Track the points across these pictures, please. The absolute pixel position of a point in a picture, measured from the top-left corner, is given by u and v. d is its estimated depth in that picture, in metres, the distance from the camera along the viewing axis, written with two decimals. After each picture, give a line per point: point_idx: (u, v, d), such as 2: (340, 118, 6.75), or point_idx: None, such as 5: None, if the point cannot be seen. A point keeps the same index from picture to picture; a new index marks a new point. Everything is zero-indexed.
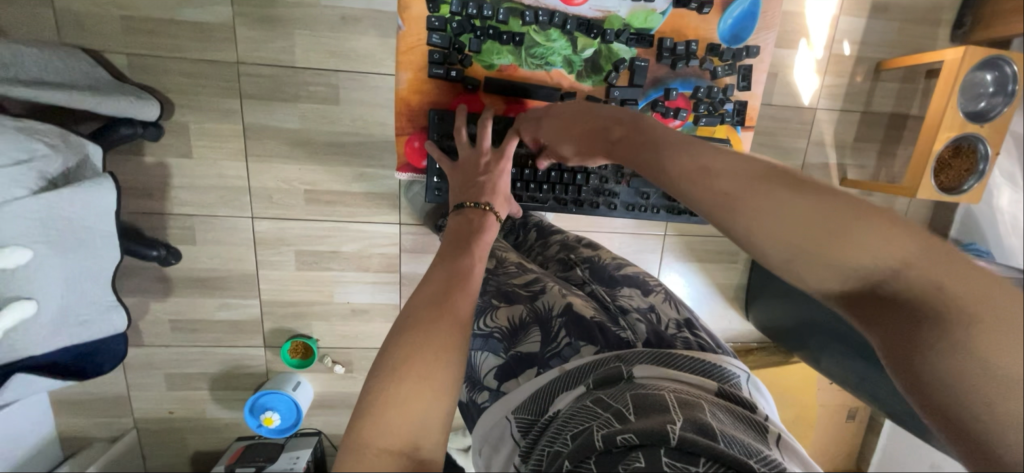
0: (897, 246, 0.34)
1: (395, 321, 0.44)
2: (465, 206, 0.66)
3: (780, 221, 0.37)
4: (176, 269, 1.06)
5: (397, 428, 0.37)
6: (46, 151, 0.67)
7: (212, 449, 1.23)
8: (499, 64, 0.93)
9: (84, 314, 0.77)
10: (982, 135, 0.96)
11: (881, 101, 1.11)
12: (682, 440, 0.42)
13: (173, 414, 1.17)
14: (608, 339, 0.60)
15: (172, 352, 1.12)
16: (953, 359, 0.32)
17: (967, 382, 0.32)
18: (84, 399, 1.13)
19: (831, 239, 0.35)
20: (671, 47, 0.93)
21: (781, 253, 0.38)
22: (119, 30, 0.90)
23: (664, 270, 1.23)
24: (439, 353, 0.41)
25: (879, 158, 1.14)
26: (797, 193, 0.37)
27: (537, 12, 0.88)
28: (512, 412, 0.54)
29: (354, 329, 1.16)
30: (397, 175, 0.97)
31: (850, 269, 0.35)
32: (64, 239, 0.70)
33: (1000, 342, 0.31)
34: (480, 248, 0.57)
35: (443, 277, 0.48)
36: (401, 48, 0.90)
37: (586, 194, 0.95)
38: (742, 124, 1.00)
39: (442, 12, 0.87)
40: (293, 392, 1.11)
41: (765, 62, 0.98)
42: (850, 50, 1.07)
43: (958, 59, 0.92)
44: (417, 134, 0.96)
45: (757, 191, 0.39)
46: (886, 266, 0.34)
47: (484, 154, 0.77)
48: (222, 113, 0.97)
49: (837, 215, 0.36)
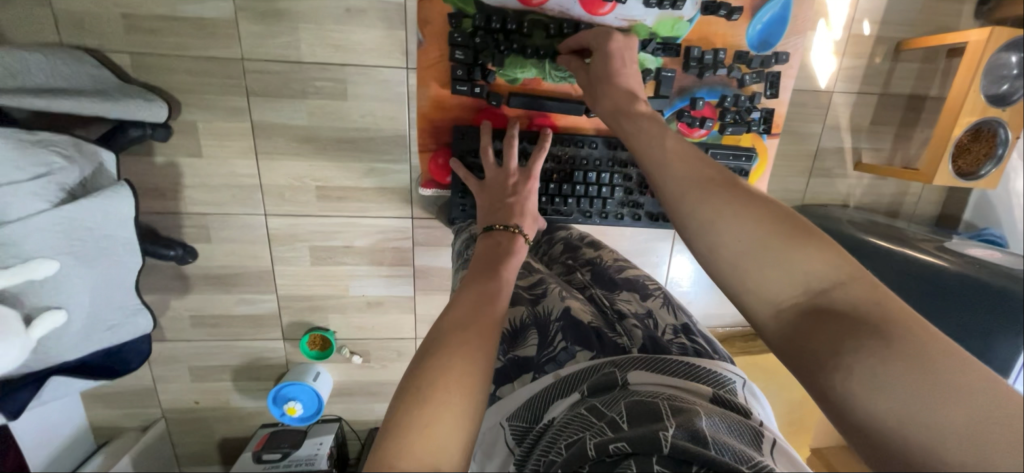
0: (831, 266, 0.44)
1: (423, 343, 0.46)
2: (494, 228, 0.68)
3: (742, 224, 0.47)
4: (193, 267, 1.08)
5: (421, 454, 0.37)
6: (63, 163, 0.67)
7: (238, 436, 1.27)
8: (522, 78, 0.93)
9: (113, 320, 0.79)
10: (1004, 119, 0.95)
11: (900, 83, 1.08)
12: (674, 447, 0.43)
13: (198, 404, 1.22)
14: (604, 345, 0.62)
15: (194, 346, 1.15)
16: (884, 354, 0.37)
17: (889, 378, 0.36)
18: (112, 393, 1.17)
19: (783, 248, 0.45)
20: (699, 56, 0.92)
21: (739, 248, 0.47)
22: (121, 28, 0.88)
23: (676, 250, 1.23)
24: (464, 377, 0.42)
25: (894, 142, 1.12)
26: (756, 206, 0.48)
27: (561, 24, 0.88)
28: (506, 419, 0.56)
29: (369, 321, 1.19)
30: (421, 191, 1.01)
31: (792, 276, 0.44)
32: (87, 250, 0.70)
33: (922, 352, 0.37)
34: (509, 270, 0.58)
35: (472, 299, 0.50)
36: (423, 64, 0.94)
37: (611, 206, 0.98)
38: (769, 132, 1.00)
39: (465, 26, 0.88)
40: (314, 382, 1.15)
41: (794, 68, 0.97)
42: (870, 30, 1.04)
43: (984, 40, 0.90)
44: (440, 150, 0.99)
45: (727, 195, 0.49)
46: (823, 282, 0.43)
47: (511, 175, 0.79)
48: (230, 111, 0.96)
49: (785, 231, 0.46)
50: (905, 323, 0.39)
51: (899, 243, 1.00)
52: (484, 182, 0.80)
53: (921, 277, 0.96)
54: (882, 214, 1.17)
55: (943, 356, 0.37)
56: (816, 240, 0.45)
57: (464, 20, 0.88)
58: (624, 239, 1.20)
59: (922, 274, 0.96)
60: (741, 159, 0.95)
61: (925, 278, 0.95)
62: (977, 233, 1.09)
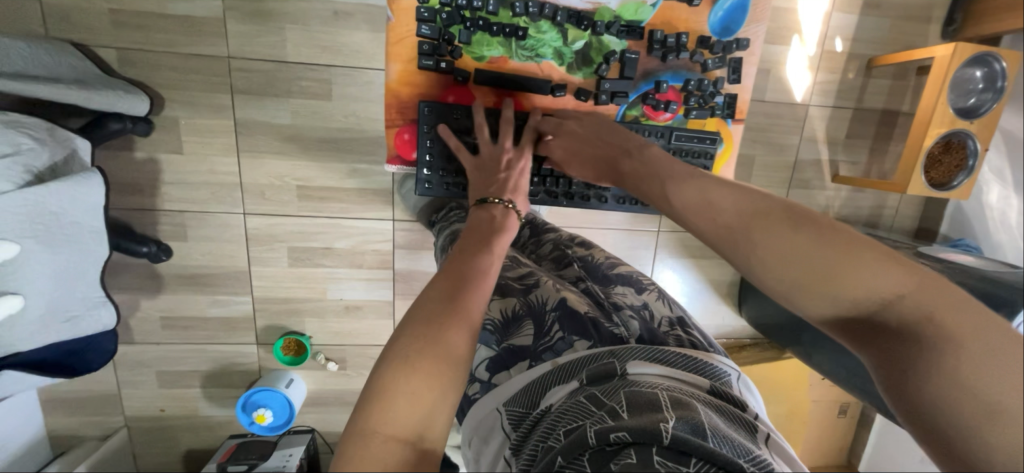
0: (890, 278, 0.39)
1: (409, 311, 0.45)
2: (489, 201, 0.66)
3: (779, 256, 0.43)
4: (167, 266, 1.06)
5: (405, 419, 0.38)
6: (32, 145, 0.66)
7: (205, 447, 1.22)
8: (489, 56, 0.91)
9: (74, 311, 0.77)
10: (971, 132, 0.97)
11: (873, 98, 1.12)
12: (675, 439, 0.42)
13: (164, 412, 1.17)
14: (601, 334, 0.60)
15: (163, 350, 1.12)
16: (941, 376, 0.35)
17: (945, 400, 0.35)
18: (73, 398, 1.12)
19: (826, 273, 0.41)
20: (662, 39, 0.93)
21: (780, 281, 0.43)
22: (107, 24, 0.89)
23: (660, 258, 1.23)
24: (451, 354, 0.41)
25: (870, 155, 1.15)
26: (802, 230, 0.43)
27: (526, 3, 0.87)
28: (502, 405, 0.54)
29: (347, 326, 1.16)
30: (386, 167, 0.96)
31: (842, 297, 0.40)
32: (52, 234, 0.69)
33: (979, 373, 0.34)
34: (500, 246, 0.56)
35: (459, 272, 0.48)
36: (390, 40, 0.88)
37: (578, 187, 0.92)
38: (733, 117, 1.00)
39: (432, 2, 0.85)
40: (286, 389, 1.10)
41: (755, 54, 0.98)
42: (842, 46, 1.08)
43: (949, 55, 0.93)
44: (409, 126, 0.94)
45: (763, 227, 0.44)
46: (881, 297, 0.39)
47: (506, 152, 0.78)
48: (213, 109, 0.96)
49: (832, 252, 0.41)
50: (978, 333, 0.35)
51: None
52: (478, 158, 0.79)
53: None
54: (862, 226, 1.18)
55: (1014, 385, 0.34)
56: (864, 250, 0.40)
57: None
58: (608, 246, 1.20)
59: None
60: (705, 142, 0.93)
61: None
62: (954, 243, 1.10)
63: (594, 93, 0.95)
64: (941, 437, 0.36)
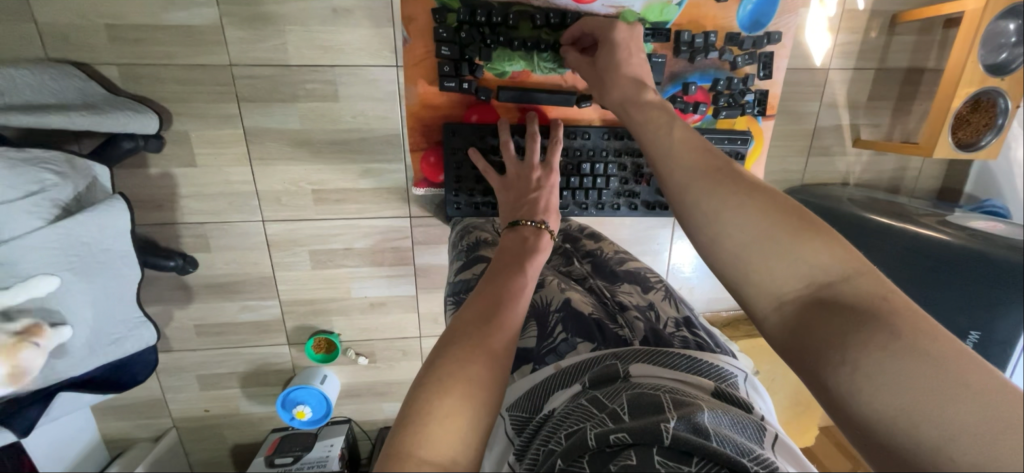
0: (842, 259, 0.42)
1: (444, 333, 0.46)
2: (520, 223, 0.66)
3: (755, 205, 0.46)
4: (194, 277, 1.08)
5: (441, 442, 0.38)
6: (55, 180, 0.67)
7: (250, 441, 1.28)
8: (511, 71, 0.91)
9: (117, 334, 0.79)
10: (1003, 88, 0.94)
11: (897, 57, 1.07)
12: (675, 438, 0.42)
13: (208, 412, 1.22)
14: (606, 336, 0.62)
15: (200, 355, 1.16)
16: (897, 347, 0.35)
17: (895, 373, 0.35)
18: (122, 405, 1.18)
19: (790, 239, 0.44)
20: (689, 40, 0.90)
21: (750, 227, 0.45)
22: (106, 40, 0.87)
23: (677, 237, 1.22)
24: (482, 380, 0.42)
25: (892, 117, 1.11)
26: (774, 197, 0.47)
27: (547, 14, 0.85)
28: (507, 410, 0.55)
29: (372, 322, 1.19)
30: (415, 191, 1.00)
31: (795, 268, 0.43)
32: (86, 264, 0.70)
33: (928, 343, 0.35)
34: (534, 266, 0.57)
35: (493, 293, 0.50)
36: (409, 62, 0.90)
37: (607, 197, 0.94)
38: (764, 114, 0.98)
39: (450, 21, 0.86)
40: (321, 386, 1.15)
41: (787, 48, 0.95)
42: (864, 4, 1.02)
43: (981, 9, 0.88)
44: (432, 148, 0.95)
45: (742, 182, 0.48)
46: (831, 271, 0.42)
47: (535, 169, 0.77)
48: (220, 119, 0.95)
49: (798, 221, 0.45)
50: (918, 320, 0.37)
51: (903, 220, 0.99)
52: (506, 177, 0.78)
53: (928, 254, 0.95)
54: (883, 190, 1.16)
55: (961, 360, 0.34)
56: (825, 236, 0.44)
57: (449, 15, 0.86)
58: (624, 229, 1.19)
59: (926, 249, 0.95)
60: (736, 142, 0.93)
61: (930, 253, 0.95)
62: (980, 205, 1.08)
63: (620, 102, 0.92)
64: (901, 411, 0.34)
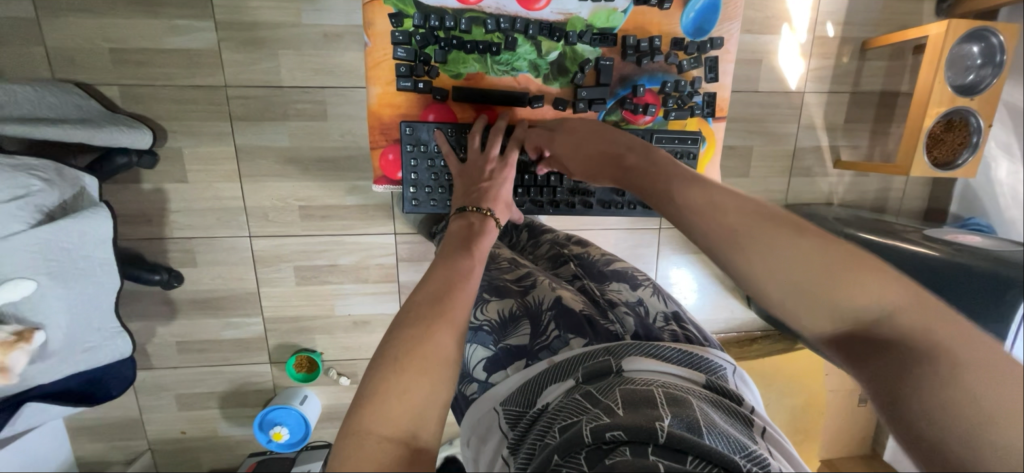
0: (886, 290, 0.39)
1: (397, 313, 0.46)
2: (468, 210, 0.67)
3: (778, 259, 0.42)
4: (179, 292, 1.09)
5: (395, 416, 0.39)
6: (42, 186, 0.69)
7: (226, 466, 1.24)
8: (466, 73, 0.93)
9: (91, 342, 0.79)
10: (973, 108, 0.95)
11: (870, 81, 1.10)
12: (670, 437, 0.42)
13: (185, 434, 1.19)
14: (598, 331, 0.60)
15: (181, 373, 1.14)
16: (932, 386, 0.36)
17: (932, 413, 0.36)
18: (97, 425, 1.15)
19: (827, 283, 0.40)
20: (634, 44, 0.94)
21: (778, 284, 0.42)
22: (110, 63, 0.93)
23: (663, 254, 1.22)
24: (434, 360, 0.42)
25: (871, 138, 1.13)
26: (797, 237, 0.42)
27: (498, 19, 0.89)
28: (500, 404, 0.55)
29: (356, 340, 1.17)
30: (374, 187, 0.98)
31: (843, 311, 0.40)
32: (64, 269, 0.71)
33: (967, 378, 0.35)
34: (481, 250, 0.58)
35: (442, 278, 0.49)
36: (368, 64, 0.91)
37: (562, 194, 0.93)
38: (713, 115, 1.00)
39: (406, 25, 0.88)
40: (300, 406, 1.12)
41: (731, 51, 0.97)
42: (833, 31, 1.06)
43: (944, 33, 0.91)
44: (392, 145, 0.96)
45: (758, 231, 0.43)
46: (876, 307, 0.39)
47: (491, 162, 0.79)
48: (213, 137, 0.99)
49: (833, 261, 0.41)
50: (961, 348, 0.36)
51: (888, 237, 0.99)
52: (465, 165, 0.81)
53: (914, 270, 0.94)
54: (869, 210, 1.16)
55: (1000, 390, 0.34)
56: (862, 261, 0.41)
57: (405, 20, 0.88)
58: (609, 246, 1.19)
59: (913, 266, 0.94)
60: (686, 142, 0.93)
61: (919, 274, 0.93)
62: (964, 223, 1.08)
63: (572, 103, 0.96)
64: (942, 450, 0.35)
